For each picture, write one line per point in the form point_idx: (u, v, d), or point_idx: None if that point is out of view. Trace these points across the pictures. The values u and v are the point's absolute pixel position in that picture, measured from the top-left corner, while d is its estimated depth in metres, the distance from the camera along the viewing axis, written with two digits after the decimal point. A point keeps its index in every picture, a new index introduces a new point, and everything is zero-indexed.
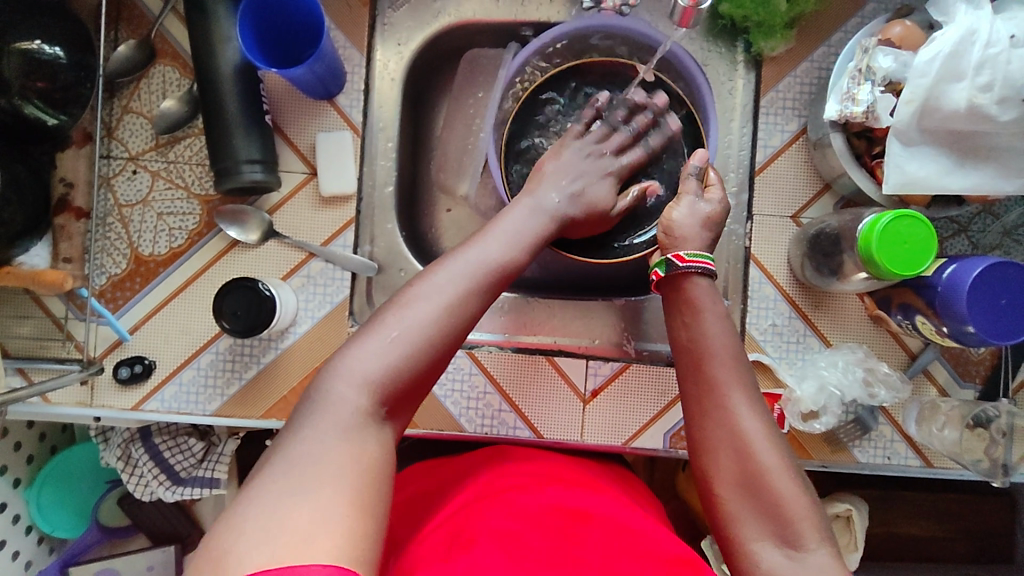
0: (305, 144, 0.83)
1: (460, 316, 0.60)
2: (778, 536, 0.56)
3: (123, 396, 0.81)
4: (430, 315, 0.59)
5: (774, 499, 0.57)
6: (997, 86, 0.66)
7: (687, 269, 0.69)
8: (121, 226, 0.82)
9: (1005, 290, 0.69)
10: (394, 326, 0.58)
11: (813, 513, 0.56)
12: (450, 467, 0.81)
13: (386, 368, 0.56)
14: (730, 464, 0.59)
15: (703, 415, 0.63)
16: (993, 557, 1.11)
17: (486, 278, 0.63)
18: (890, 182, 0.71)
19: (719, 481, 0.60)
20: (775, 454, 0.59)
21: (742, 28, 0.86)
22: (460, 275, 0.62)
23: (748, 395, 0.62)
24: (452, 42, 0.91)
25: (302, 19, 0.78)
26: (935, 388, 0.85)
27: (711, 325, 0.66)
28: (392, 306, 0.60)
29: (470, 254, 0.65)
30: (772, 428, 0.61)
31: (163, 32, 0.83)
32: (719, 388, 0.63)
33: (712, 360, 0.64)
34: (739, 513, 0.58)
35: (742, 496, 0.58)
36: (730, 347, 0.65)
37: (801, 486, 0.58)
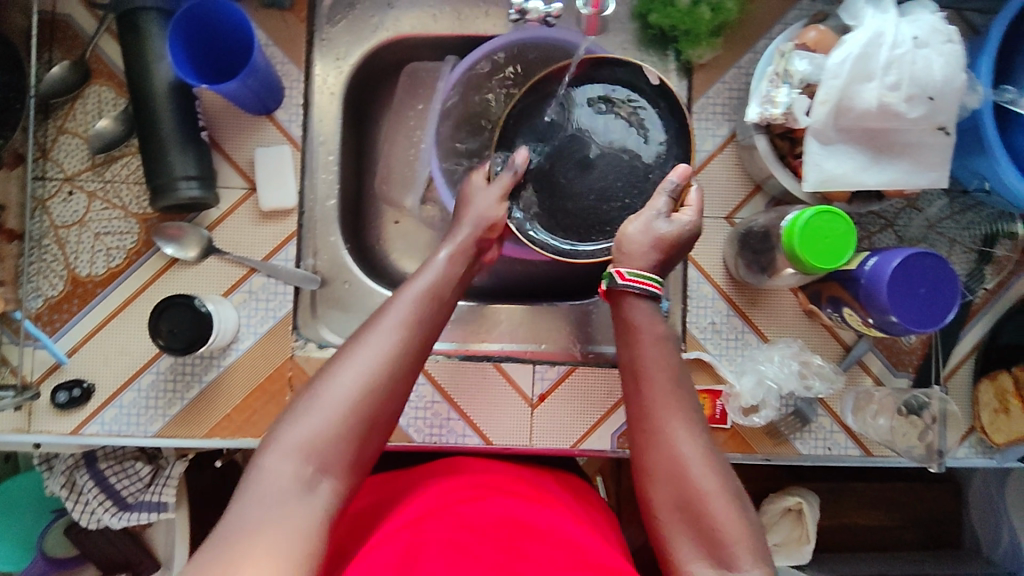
0: (245, 160, 0.83)
1: (396, 363, 0.62)
2: (714, 559, 0.57)
3: (61, 421, 0.80)
4: (362, 373, 0.60)
5: (709, 522, 0.58)
6: (904, 85, 0.69)
7: (626, 288, 0.70)
8: (56, 247, 0.81)
9: (923, 280, 0.72)
10: (328, 388, 0.59)
11: (747, 533, 0.58)
12: (402, 481, 0.80)
13: (323, 429, 0.57)
14: (667, 490, 0.61)
15: (643, 439, 0.64)
16: (940, 543, 1.14)
17: (419, 326, 0.65)
18: (810, 180, 0.74)
19: (658, 506, 0.61)
20: (709, 476, 0.60)
21: (671, 37, 0.89)
22: (391, 325, 0.64)
23: (686, 416, 0.63)
24: (392, 56, 0.92)
25: (237, 35, 0.79)
26: (871, 378, 0.88)
27: (646, 348, 0.67)
28: (328, 366, 0.61)
29: (397, 305, 0.66)
30: (708, 448, 0.62)
31: (97, 52, 0.82)
32: (655, 411, 0.64)
33: (649, 383, 0.65)
34: (676, 536, 0.60)
35: (679, 519, 0.60)
36: (668, 367, 0.66)
37: (737, 506, 0.59)
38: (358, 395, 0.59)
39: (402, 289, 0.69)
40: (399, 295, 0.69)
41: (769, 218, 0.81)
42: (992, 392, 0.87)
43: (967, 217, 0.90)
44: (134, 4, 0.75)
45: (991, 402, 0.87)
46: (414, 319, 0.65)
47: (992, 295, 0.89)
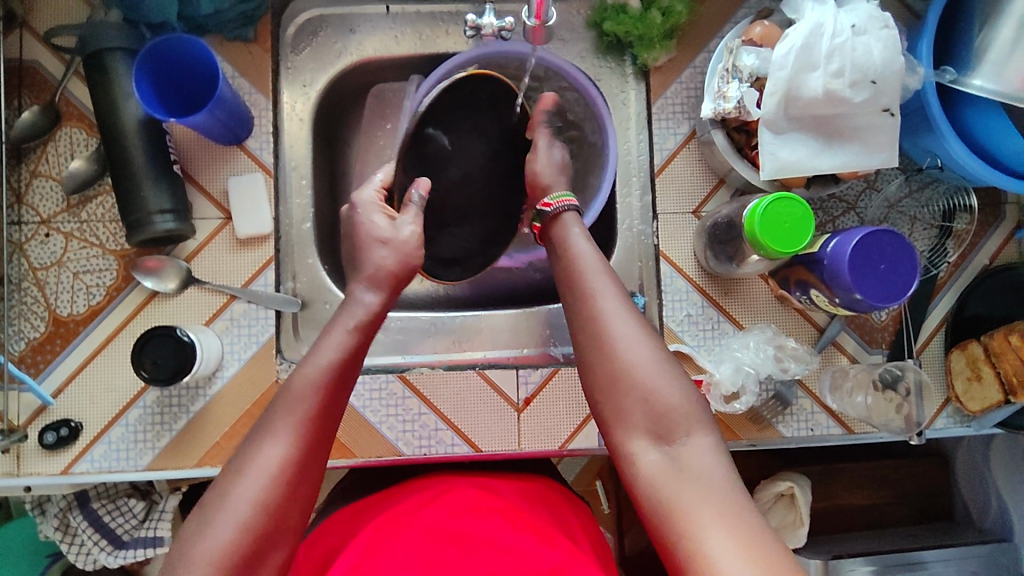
0: (219, 191, 0.84)
1: (287, 478, 0.58)
2: (654, 434, 0.60)
3: (50, 462, 0.80)
4: (249, 498, 0.56)
5: (642, 390, 0.61)
6: (846, 71, 0.72)
7: (556, 210, 0.76)
8: (36, 289, 0.82)
9: (881, 256, 0.75)
10: (218, 515, 0.56)
11: (686, 402, 0.60)
12: (363, 503, 0.83)
13: (220, 552, 0.54)
14: (603, 373, 0.63)
15: (580, 330, 0.67)
16: (934, 516, 1.16)
17: (311, 429, 0.61)
18: (767, 169, 0.76)
19: (597, 390, 0.64)
20: (643, 351, 0.63)
21: (627, 43, 0.93)
22: (280, 436, 0.59)
23: (617, 296, 0.67)
24: (358, 79, 0.94)
25: (201, 68, 0.80)
26: (846, 357, 0.90)
27: (579, 251, 0.71)
28: (220, 484, 0.58)
29: (289, 408, 0.61)
30: (637, 320, 0.65)
31: (67, 95, 0.84)
32: (588, 296, 0.67)
33: (585, 277, 0.69)
34: (616, 416, 0.62)
35: (614, 394, 0.62)
36: (598, 260, 0.70)
37: (675, 377, 0.62)
38: (255, 520, 0.56)
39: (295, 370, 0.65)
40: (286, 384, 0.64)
41: (733, 208, 0.84)
42: (964, 360, 0.89)
43: (925, 195, 0.92)
44: (100, 45, 0.77)
45: (964, 370, 0.90)
46: (303, 423, 0.61)
47: (955, 268, 0.93)
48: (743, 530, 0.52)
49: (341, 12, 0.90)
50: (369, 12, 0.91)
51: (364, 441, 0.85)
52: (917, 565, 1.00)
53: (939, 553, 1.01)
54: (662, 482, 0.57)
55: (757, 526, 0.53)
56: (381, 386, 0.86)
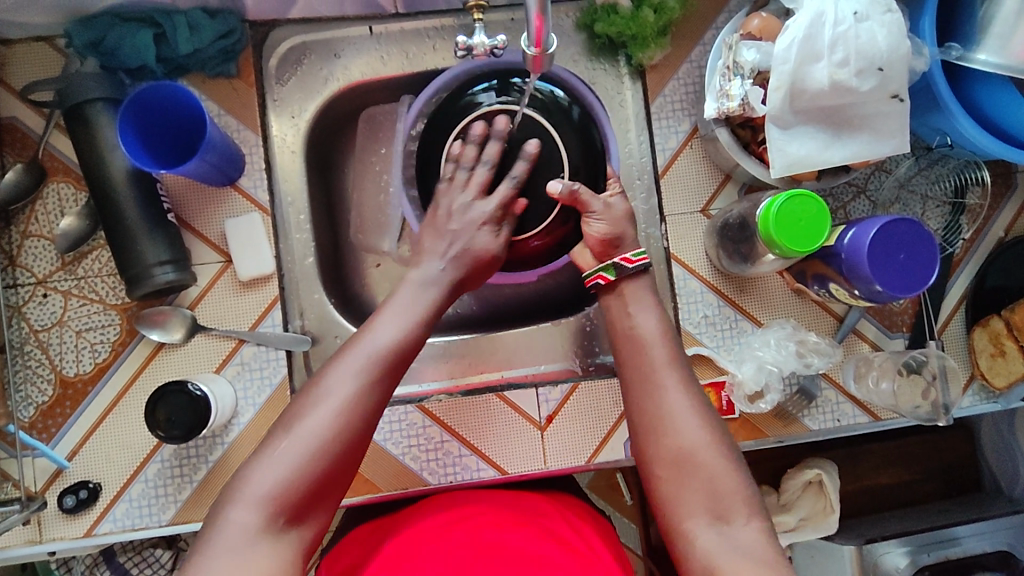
0: (216, 234, 0.82)
1: (359, 412, 0.62)
2: (711, 514, 0.61)
3: (71, 525, 0.78)
4: (321, 429, 0.59)
5: (705, 472, 0.62)
6: (852, 60, 0.70)
7: (638, 269, 0.75)
8: (40, 352, 0.80)
9: (900, 246, 0.73)
10: (290, 442, 0.59)
11: (741, 485, 0.62)
12: (383, 521, 0.82)
13: (287, 478, 0.57)
14: (663, 447, 0.64)
15: (638, 401, 0.68)
16: (963, 489, 1.16)
17: (380, 372, 0.64)
18: (777, 166, 0.74)
19: (654, 461, 0.64)
20: (700, 430, 0.64)
21: (620, 43, 0.90)
22: (350, 371, 0.63)
23: (681, 375, 0.68)
24: (348, 104, 0.92)
25: (186, 111, 0.78)
26: (867, 344, 0.89)
27: (641, 318, 0.73)
28: (292, 410, 0.61)
29: (363, 346, 0.65)
30: (698, 400, 0.66)
31: (51, 150, 0.81)
32: (655, 370, 0.69)
33: (647, 346, 0.71)
34: (675, 494, 0.62)
35: (676, 471, 0.63)
36: (663, 334, 0.72)
37: (730, 458, 0.63)
38: (325, 447, 0.59)
39: (363, 328, 0.67)
40: (361, 336, 0.66)
41: (744, 208, 0.82)
42: (986, 337, 0.88)
43: (935, 172, 0.91)
44: (80, 97, 0.74)
45: (986, 347, 0.88)
46: (378, 360, 0.64)
47: (971, 244, 0.91)
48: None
49: (324, 37, 0.88)
50: (352, 35, 0.88)
51: (389, 474, 0.84)
52: (952, 541, 0.99)
53: (972, 528, 1.00)
54: (718, 557, 0.58)
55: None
56: (400, 417, 0.85)
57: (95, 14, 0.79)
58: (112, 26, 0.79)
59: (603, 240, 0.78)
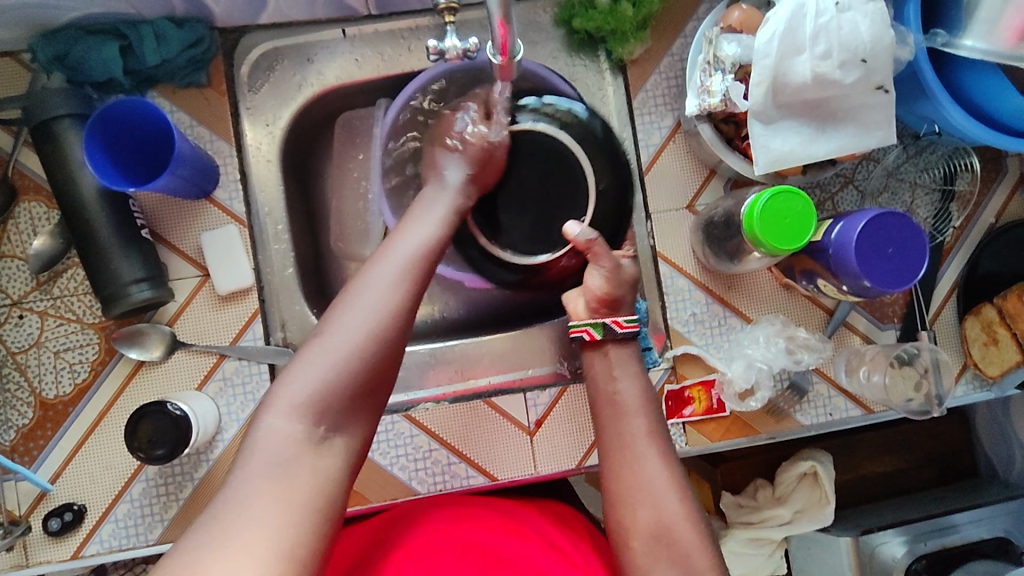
0: (192, 248, 0.81)
1: (389, 317, 0.61)
2: None
3: (58, 548, 0.77)
4: (356, 330, 0.59)
5: (679, 546, 0.62)
6: (835, 52, 0.68)
7: (626, 333, 0.77)
8: (18, 374, 0.78)
9: (889, 240, 0.72)
10: (325, 345, 0.58)
11: (715, 565, 0.62)
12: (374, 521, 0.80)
13: (323, 380, 0.57)
14: (641, 517, 0.64)
15: (617, 469, 0.68)
16: (960, 475, 1.15)
17: (408, 282, 0.64)
18: (760, 162, 0.73)
19: (631, 531, 0.64)
20: (677, 502, 0.65)
21: (599, 38, 0.88)
22: (378, 280, 0.63)
23: (660, 445, 0.69)
24: (323, 109, 0.90)
25: (153, 124, 0.76)
26: (858, 337, 0.88)
27: (623, 385, 0.75)
28: (325, 317, 0.61)
29: (392, 255, 0.66)
30: (675, 472, 0.67)
31: (20, 168, 0.79)
32: (634, 441, 0.70)
33: (627, 414, 0.72)
34: (649, 566, 0.62)
35: (652, 542, 0.63)
36: (644, 403, 0.73)
37: (704, 534, 0.63)
38: (361, 348, 0.59)
39: (385, 249, 0.68)
40: (386, 251, 0.67)
41: (729, 204, 0.81)
42: (979, 326, 0.87)
43: (924, 159, 0.89)
44: (47, 115, 0.73)
45: (979, 336, 0.87)
46: (404, 272, 0.64)
47: (961, 232, 0.89)
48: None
49: (297, 42, 0.86)
50: (326, 39, 0.86)
51: (377, 485, 0.83)
52: (950, 528, 0.98)
53: (969, 514, 0.99)
54: None
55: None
56: (388, 427, 0.84)
57: (58, 28, 0.77)
58: (76, 40, 0.77)
59: (600, 296, 0.80)
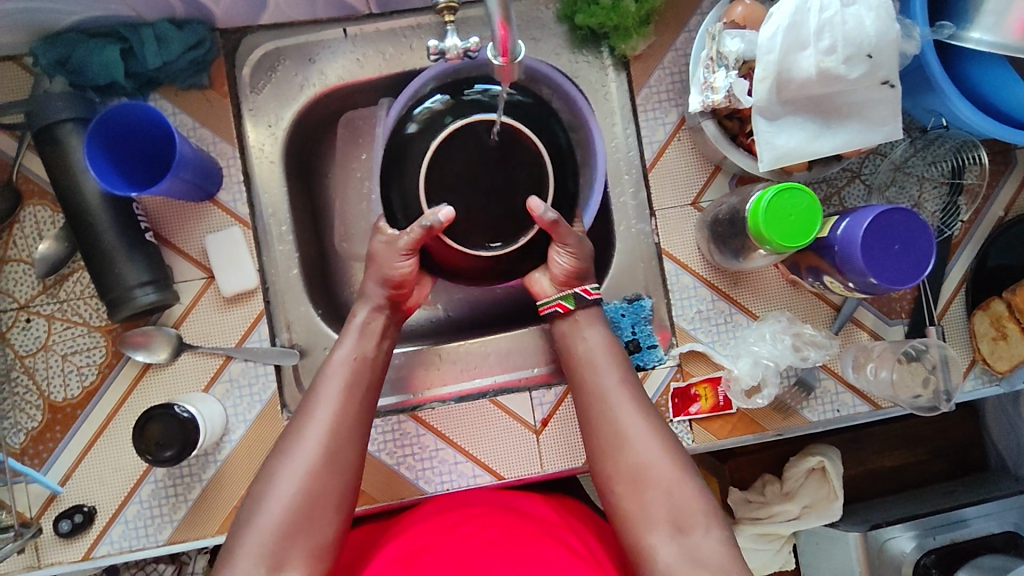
0: (197, 250, 0.81)
1: (326, 447, 0.66)
2: (672, 526, 0.64)
3: (69, 550, 0.78)
4: (298, 474, 0.64)
5: (662, 489, 0.66)
6: (839, 47, 0.67)
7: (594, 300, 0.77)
8: (27, 377, 0.79)
9: (895, 237, 0.71)
10: (268, 499, 0.63)
11: (700, 500, 0.66)
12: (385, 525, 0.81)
13: (276, 523, 0.62)
14: (622, 466, 0.68)
15: (597, 425, 0.71)
16: (969, 468, 1.15)
17: (344, 405, 0.68)
18: (765, 159, 0.72)
19: (614, 480, 0.68)
20: (658, 448, 0.68)
21: (602, 34, 0.88)
22: (316, 410, 0.67)
23: (634, 396, 0.72)
24: (325, 109, 0.90)
25: (154, 128, 0.76)
26: (865, 333, 0.87)
27: (591, 339, 0.76)
28: (270, 467, 0.66)
29: (326, 387, 0.69)
30: (652, 419, 0.70)
31: (24, 172, 0.80)
32: (608, 395, 0.72)
33: (600, 370, 0.73)
34: (636, 510, 0.66)
35: (634, 489, 0.67)
36: (613, 355, 0.75)
37: (687, 473, 0.67)
38: (301, 494, 0.63)
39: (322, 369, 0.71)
40: (322, 372, 0.71)
41: (734, 201, 0.80)
42: (987, 320, 0.86)
43: (931, 152, 0.88)
44: (50, 119, 0.73)
45: (988, 331, 0.86)
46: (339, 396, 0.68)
47: (969, 226, 0.88)
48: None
49: (298, 42, 0.85)
50: (327, 38, 0.86)
51: (385, 484, 0.83)
52: (959, 523, 0.97)
53: (980, 509, 0.98)
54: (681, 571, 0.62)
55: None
56: (394, 427, 0.84)
57: (60, 31, 0.77)
58: (78, 43, 0.77)
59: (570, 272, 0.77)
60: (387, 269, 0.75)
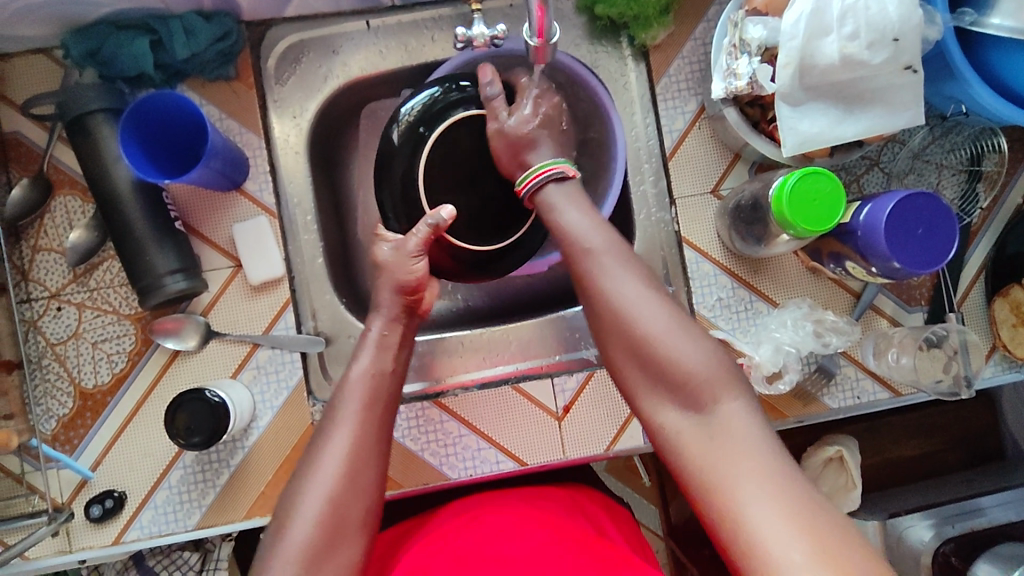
0: (225, 239, 0.82)
1: (355, 459, 0.62)
2: (677, 395, 0.61)
3: (100, 534, 0.79)
4: (327, 490, 0.60)
5: (660, 357, 0.62)
6: (863, 33, 0.68)
7: (534, 187, 0.74)
8: (58, 364, 0.80)
9: (918, 221, 0.71)
10: (293, 524, 0.59)
11: (703, 362, 0.61)
12: (415, 522, 0.83)
13: (306, 545, 0.58)
14: (618, 340, 0.65)
15: (593, 302, 0.67)
16: (986, 458, 1.15)
17: (368, 419, 0.66)
18: (789, 144, 0.73)
19: (615, 357, 0.66)
20: (658, 317, 0.63)
21: (622, 24, 0.89)
22: (342, 425, 0.64)
23: (619, 262, 0.67)
24: (348, 101, 0.91)
25: (185, 118, 0.77)
26: (886, 320, 0.88)
27: (569, 213, 0.71)
28: (294, 486, 0.62)
29: (348, 403, 0.66)
30: (643, 284, 0.65)
31: (55, 163, 0.81)
32: (591, 267, 0.67)
33: (585, 245, 0.69)
34: (641, 384, 0.64)
35: (633, 361, 0.64)
36: (593, 224, 0.70)
37: (691, 341, 0.62)
38: (328, 510, 0.59)
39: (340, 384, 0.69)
40: (340, 385, 0.68)
41: (756, 188, 0.81)
42: (1007, 307, 0.87)
43: (949, 140, 0.88)
44: (81, 109, 0.74)
45: (1008, 317, 0.87)
46: (363, 410, 0.66)
47: (988, 213, 0.89)
48: (775, 476, 0.53)
49: (322, 33, 0.86)
50: (350, 30, 0.87)
51: (409, 471, 0.84)
52: (976, 511, 0.96)
53: (995, 498, 0.97)
54: (690, 440, 0.59)
55: (795, 479, 0.54)
56: (417, 414, 0.85)
57: (91, 24, 0.78)
58: (108, 35, 0.78)
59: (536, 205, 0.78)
60: (401, 273, 0.74)
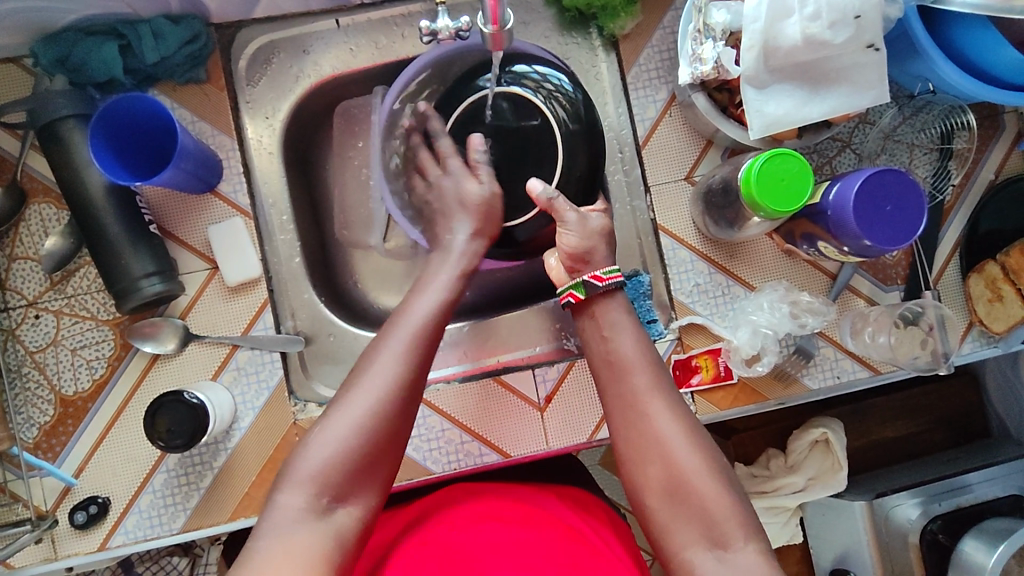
0: (201, 242, 0.82)
1: (406, 372, 0.63)
2: (709, 539, 0.60)
3: (85, 541, 0.79)
4: (373, 398, 0.61)
5: (699, 500, 0.62)
6: (823, 13, 0.69)
7: (607, 286, 0.73)
8: (38, 372, 0.80)
9: (886, 198, 0.72)
10: (333, 423, 0.60)
11: (737, 511, 0.61)
12: (406, 511, 0.81)
13: (342, 450, 0.59)
14: (655, 475, 0.64)
15: (631, 430, 0.67)
16: (971, 436, 1.15)
17: (423, 341, 0.66)
18: (756, 127, 0.74)
19: (647, 491, 0.64)
20: (696, 457, 0.64)
21: (590, 15, 0.89)
22: (393, 345, 0.64)
23: (665, 397, 0.67)
24: (321, 100, 0.91)
25: (158, 121, 0.78)
26: (862, 300, 0.88)
27: (619, 338, 0.71)
28: (340, 393, 0.62)
29: (407, 319, 0.67)
30: (687, 423, 0.65)
31: (28, 171, 0.81)
32: (638, 398, 0.67)
33: (629, 370, 0.69)
34: (670, 524, 0.62)
35: (667, 500, 0.63)
36: (643, 352, 0.70)
37: (726, 486, 0.63)
38: (377, 415, 0.60)
39: (403, 304, 0.70)
40: (402, 311, 0.69)
41: (727, 171, 0.81)
42: (983, 283, 0.87)
43: (920, 120, 0.89)
44: (52, 116, 0.74)
45: (983, 293, 0.87)
46: (420, 331, 0.66)
47: (961, 189, 0.89)
48: None
49: (292, 33, 0.87)
50: (320, 29, 0.87)
51: None
52: (962, 488, 0.96)
53: (982, 474, 0.97)
54: None
55: None
56: None
57: (59, 31, 0.78)
58: (76, 42, 0.78)
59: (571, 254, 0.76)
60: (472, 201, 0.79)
